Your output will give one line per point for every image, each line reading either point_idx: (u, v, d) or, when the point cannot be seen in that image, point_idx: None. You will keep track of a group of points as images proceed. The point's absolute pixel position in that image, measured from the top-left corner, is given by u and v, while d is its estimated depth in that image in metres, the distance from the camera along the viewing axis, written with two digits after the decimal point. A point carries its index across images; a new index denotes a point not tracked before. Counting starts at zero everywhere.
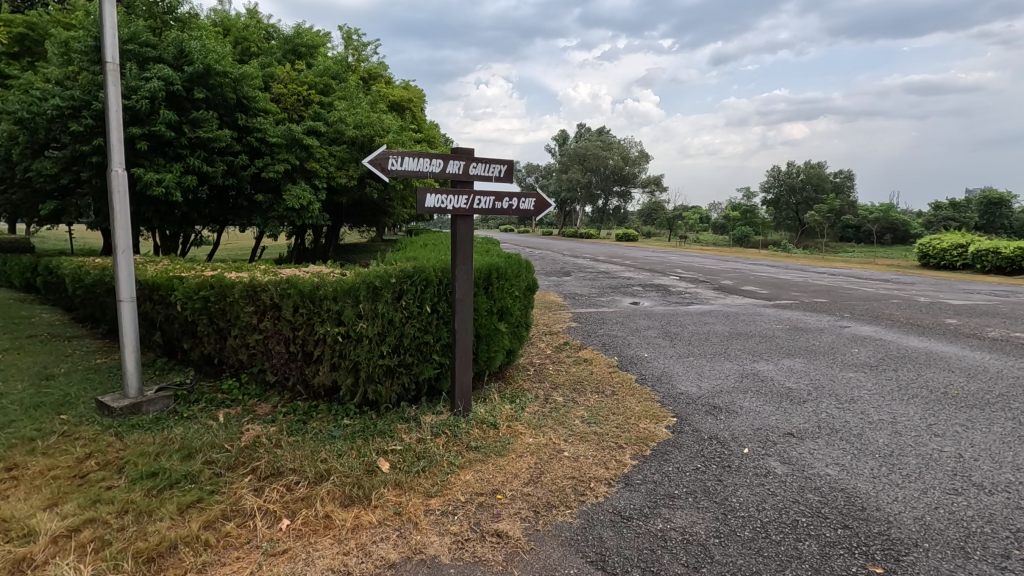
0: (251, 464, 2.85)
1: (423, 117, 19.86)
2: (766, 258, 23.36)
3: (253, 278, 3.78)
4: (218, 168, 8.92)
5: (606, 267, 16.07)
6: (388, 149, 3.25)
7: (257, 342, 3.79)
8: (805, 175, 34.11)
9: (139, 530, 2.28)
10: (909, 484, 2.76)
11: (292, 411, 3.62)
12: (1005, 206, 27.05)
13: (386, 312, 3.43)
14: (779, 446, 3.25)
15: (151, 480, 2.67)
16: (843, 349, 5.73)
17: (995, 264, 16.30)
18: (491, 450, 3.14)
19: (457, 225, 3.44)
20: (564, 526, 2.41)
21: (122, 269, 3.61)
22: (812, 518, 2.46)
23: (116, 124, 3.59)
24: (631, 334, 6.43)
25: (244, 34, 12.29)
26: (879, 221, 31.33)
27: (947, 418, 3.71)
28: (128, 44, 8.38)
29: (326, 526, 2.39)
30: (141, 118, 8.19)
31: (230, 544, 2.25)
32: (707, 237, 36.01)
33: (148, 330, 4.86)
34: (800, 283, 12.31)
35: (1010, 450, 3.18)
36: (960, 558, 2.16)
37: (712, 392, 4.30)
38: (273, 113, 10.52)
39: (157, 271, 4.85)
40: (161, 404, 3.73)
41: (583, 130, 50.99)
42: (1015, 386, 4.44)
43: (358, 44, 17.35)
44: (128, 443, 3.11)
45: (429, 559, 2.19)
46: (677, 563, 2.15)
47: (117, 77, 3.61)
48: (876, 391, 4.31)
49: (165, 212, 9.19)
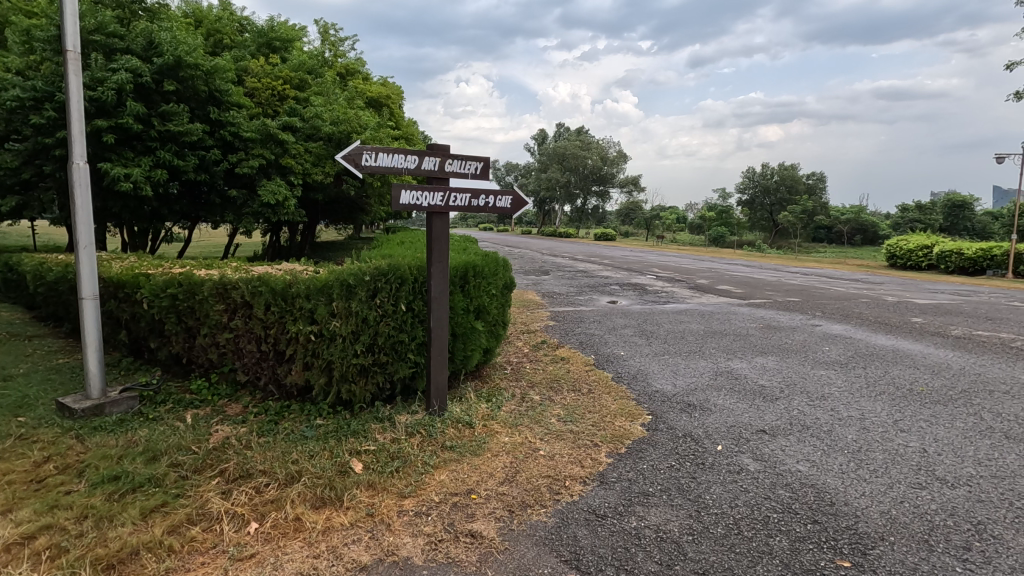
0: (220, 466, 2.78)
1: (402, 114, 19.85)
2: (741, 257, 23.75)
3: (222, 276, 3.67)
4: (189, 163, 8.70)
5: (584, 266, 15.99)
6: (362, 144, 3.18)
7: (227, 340, 3.69)
8: (779, 176, 34.81)
9: (99, 536, 2.19)
10: (876, 478, 2.82)
11: (264, 411, 3.56)
12: (968, 209, 28.29)
13: (360, 311, 3.38)
14: (752, 443, 3.30)
15: (113, 484, 2.58)
16: (815, 347, 5.84)
17: (959, 265, 16.96)
18: (467, 450, 3.11)
19: (433, 223, 3.38)
20: (539, 526, 2.39)
21: (84, 267, 3.48)
22: (783, 514, 2.49)
23: (78, 116, 3.44)
24: (608, 333, 6.44)
25: (217, 26, 11.94)
26: (850, 223, 32.22)
27: (912, 413, 3.81)
28: (94, 34, 8.20)
29: (297, 528, 2.34)
30: (107, 110, 7.97)
31: (194, 550, 2.19)
32: (684, 237, 36.55)
33: (112, 329, 4.70)
34: (774, 283, 12.58)
35: (971, 445, 3.27)
36: (924, 552, 2.20)
37: (687, 389, 4.34)
38: (247, 107, 10.34)
39: (123, 268, 4.71)
40: (126, 405, 3.63)
41: (562, 130, 51.17)
42: (977, 382, 4.59)
43: (335, 39, 17.12)
44: (91, 445, 3.01)
45: (401, 561, 2.15)
46: (651, 561, 2.15)
47: (78, 66, 3.45)
48: (846, 388, 4.41)
49: (135, 208, 8.89)
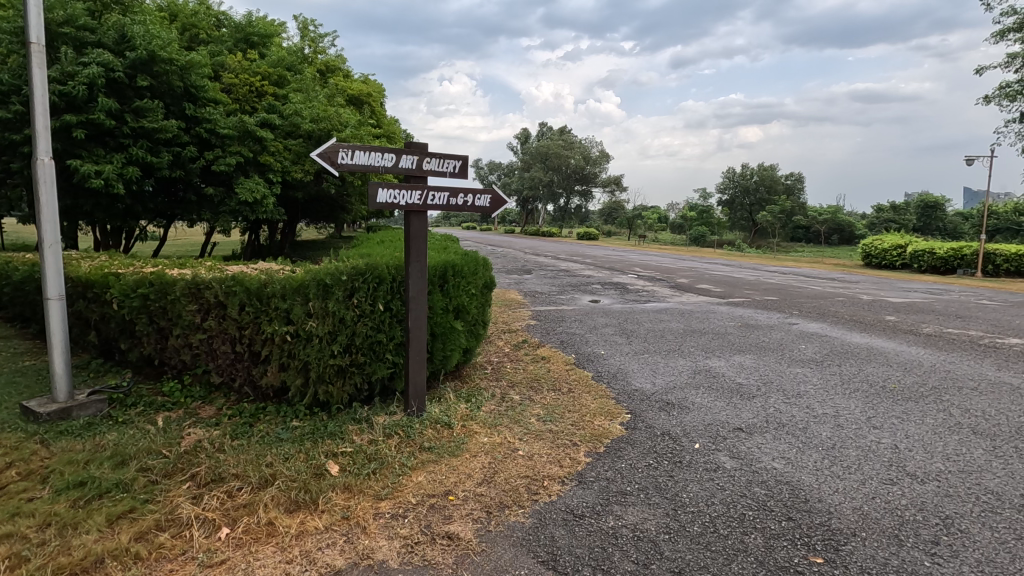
0: (191, 470, 2.71)
1: (383, 111, 19.72)
2: (721, 256, 23.93)
3: (195, 276, 3.58)
4: (164, 160, 8.51)
5: (566, 266, 15.91)
6: (338, 142, 3.12)
7: (201, 341, 3.60)
8: (759, 176, 35.36)
9: (62, 545, 2.12)
10: (848, 475, 2.87)
11: (238, 414, 3.50)
12: (940, 210, 29.12)
13: (337, 310, 3.33)
14: (729, 441, 3.33)
15: (78, 490, 2.50)
16: (792, 345, 5.93)
17: (931, 264, 17.38)
18: (445, 450, 3.09)
19: (411, 221, 3.35)
20: (516, 526, 2.38)
21: (49, 267, 3.37)
22: (759, 512, 2.52)
23: (42, 111, 3.33)
24: (589, 332, 6.46)
25: (193, 20, 11.71)
26: (827, 223, 32.79)
27: (884, 410, 3.88)
28: (64, 27, 7.98)
29: (269, 533, 2.29)
30: (77, 105, 7.74)
31: (162, 557, 2.14)
32: (666, 237, 36.78)
33: (81, 330, 4.57)
34: (752, 282, 12.74)
35: (941, 441, 3.34)
36: (894, 547, 2.24)
37: (666, 388, 4.38)
38: (223, 103, 10.17)
39: (93, 267, 4.56)
40: (94, 409, 3.52)
41: (544, 130, 51.23)
42: (946, 378, 4.71)
43: (315, 35, 16.91)
44: (56, 450, 2.91)
45: (376, 564, 2.13)
46: (627, 561, 2.15)
47: (43, 59, 3.34)
48: (821, 385, 4.48)
49: (108, 206, 8.65)
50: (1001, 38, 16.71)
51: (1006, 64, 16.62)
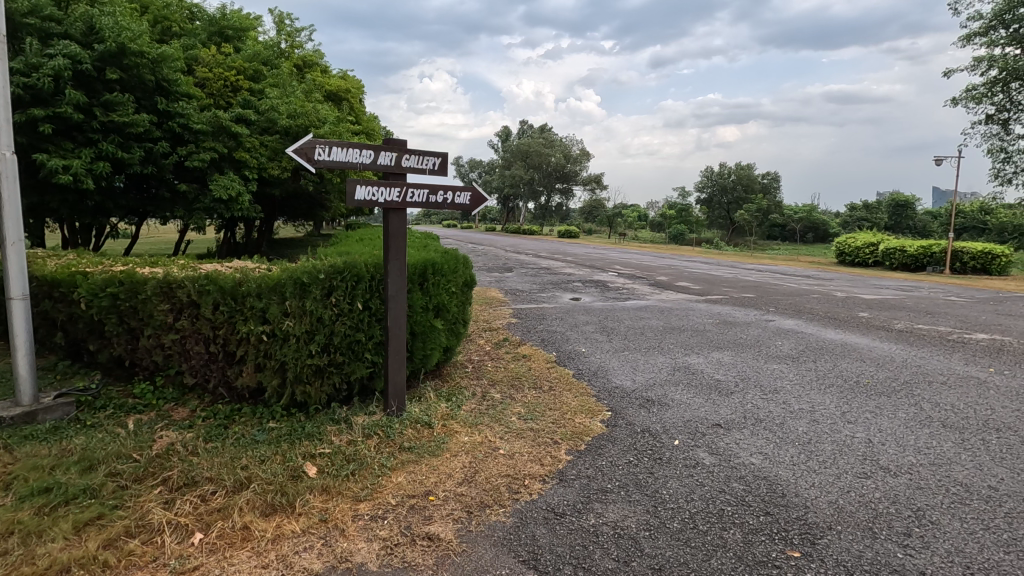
0: (163, 474, 2.64)
1: (362, 107, 19.51)
2: (699, 254, 24.22)
3: (167, 274, 3.49)
4: (135, 155, 8.28)
5: (547, 264, 15.96)
6: (315, 138, 3.05)
7: (173, 342, 3.50)
8: (736, 175, 35.86)
9: (25, 554, 2.04)
10: (824, 470, 2.92)
11: (212, 415, 3.42)
12: (910, 208, 29.89)
13: (314, 309, 3.27)
14: (708, 437, 3.36)
15: (43, 497, 2.41)
16: (769, 342, 6.02)
17: (902, 262, 17.77)
18: (425, 450, 3.06)
19: (390, 219, 3.30)
20: (497, 526, 2.37)
21: (12, 265, 3.25)
22: (737, 507, 2.54)
23: (4, 104, 3.20)
24: (570, 330, 6.48)
25: (165, 13, 11.40)
26: (802, 221, 33.39)
27: (858, 405, 3.96)
28: (28, 17, 7.67)
29: (244, 537, 2.24)
30: (43, 98, 7.48)
31: (132, 564, 2.08)
32: (645, 235, 37.11)
33: (47, 331, 4.42)
34: (730, 279, 12.91)
35: (912, 434, 3.42)
36: (868, 539, 2.28)
37: (646, 385, 4.40)
38: (196, 97, 9.95)
39: (58, 266, 4.40)
40: (61, 412, 3.42)
41: (525, 128, 51.27)
42: (917, 373, 4.82)
43: (291, 30, 16.61)
44: (20, 455, 2.80)
45: (355, 567, 2.09)
46: (608, 558, 2.15)
47: (3, 50, 3.20)
48: (796, 381, 4.55)
49: (76, 203, 8.40)
50: (968, 42, 17.21)
51: (973, 67, 17.12)
